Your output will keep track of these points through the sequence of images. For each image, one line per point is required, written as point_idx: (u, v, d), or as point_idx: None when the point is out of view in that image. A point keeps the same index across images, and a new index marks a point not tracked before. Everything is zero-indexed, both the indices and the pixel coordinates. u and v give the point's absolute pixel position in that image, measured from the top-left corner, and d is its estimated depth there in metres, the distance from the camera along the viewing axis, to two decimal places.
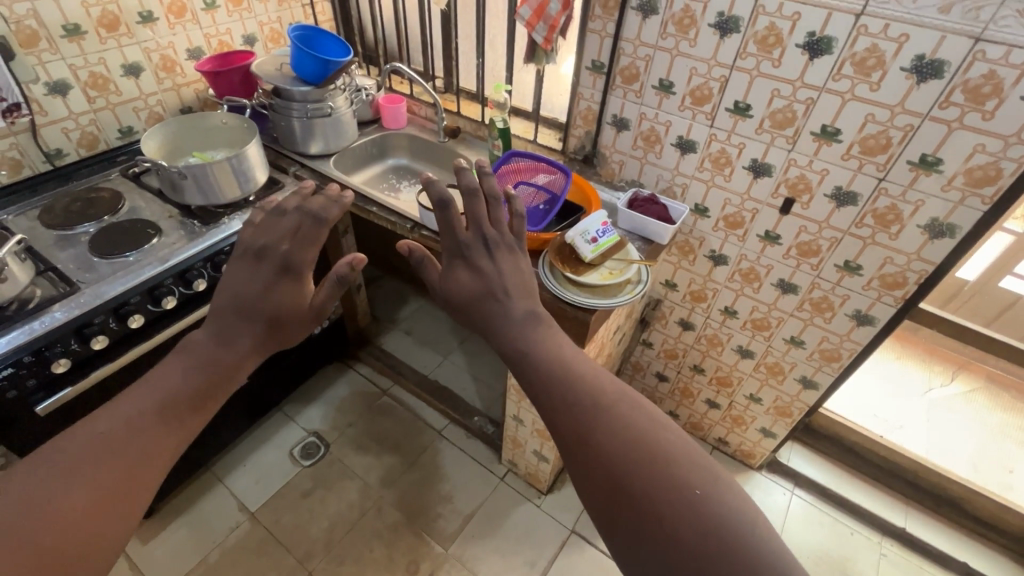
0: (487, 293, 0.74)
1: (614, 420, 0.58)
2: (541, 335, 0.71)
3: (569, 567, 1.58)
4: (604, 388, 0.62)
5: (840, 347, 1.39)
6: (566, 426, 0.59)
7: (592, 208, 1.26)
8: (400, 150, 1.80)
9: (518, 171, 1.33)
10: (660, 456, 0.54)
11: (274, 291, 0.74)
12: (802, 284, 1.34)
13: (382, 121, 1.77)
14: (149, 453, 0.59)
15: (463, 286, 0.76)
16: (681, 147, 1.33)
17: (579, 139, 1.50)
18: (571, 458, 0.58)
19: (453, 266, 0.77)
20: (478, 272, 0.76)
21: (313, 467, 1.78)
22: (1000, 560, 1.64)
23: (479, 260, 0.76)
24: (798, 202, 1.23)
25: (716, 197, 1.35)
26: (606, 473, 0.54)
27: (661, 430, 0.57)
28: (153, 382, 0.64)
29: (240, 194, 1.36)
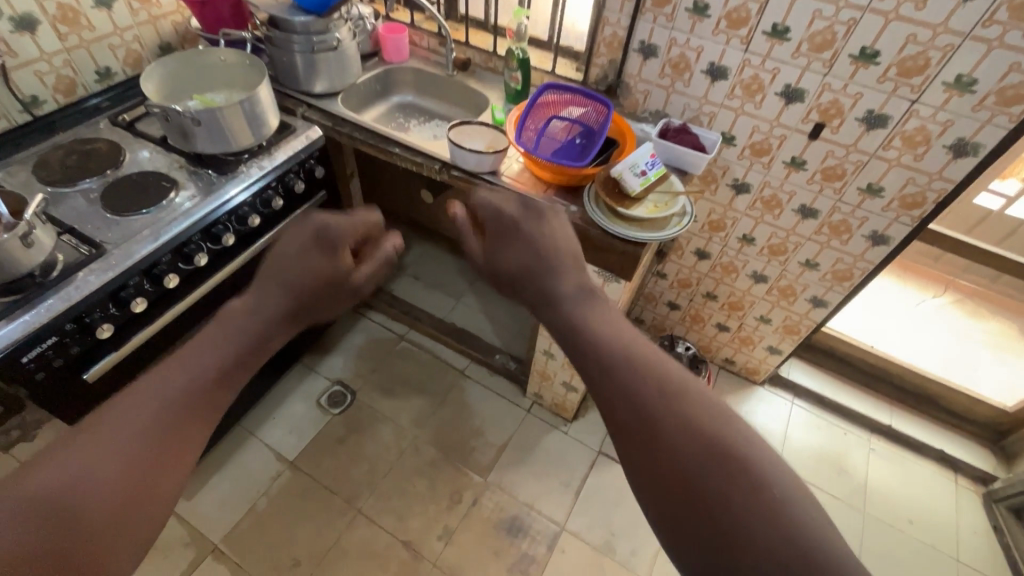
0: (542, 267, 0.61)
1: (685, 423, 0.47)
2: (592, 306, 0.59)
3: (601, 485, 1.71)
4: (667, 369, 0.51)
5: (853, 268, 1.47)
6: (626, 420, 0.48)
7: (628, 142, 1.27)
8: (405, 87, 1.71)
9: (553, 103, 1.31)
10: (744, 470, 0.44)
11: (309, 258, 0.62)
12: (823, 209, 1.40)
13: (383, 53, 1.66)
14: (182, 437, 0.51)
15: (516, 255, 0.62)
16: (712, 74, 1.31)
17: (602, 68, 1.45)
18: (626, 445, 0.48)
19: (498, 240, 0.64)
20: (519, 241, 0.63)
21: (343, 414, 1.80)
22: (971, 446, 1.86)
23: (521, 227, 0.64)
24: (828, 126, 1.25)
25: (744, 126, 1.36)
26: (673, 483, 0.44)
27: (740, 436, 0.46)
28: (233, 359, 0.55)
29: (257, 141, 1.29)
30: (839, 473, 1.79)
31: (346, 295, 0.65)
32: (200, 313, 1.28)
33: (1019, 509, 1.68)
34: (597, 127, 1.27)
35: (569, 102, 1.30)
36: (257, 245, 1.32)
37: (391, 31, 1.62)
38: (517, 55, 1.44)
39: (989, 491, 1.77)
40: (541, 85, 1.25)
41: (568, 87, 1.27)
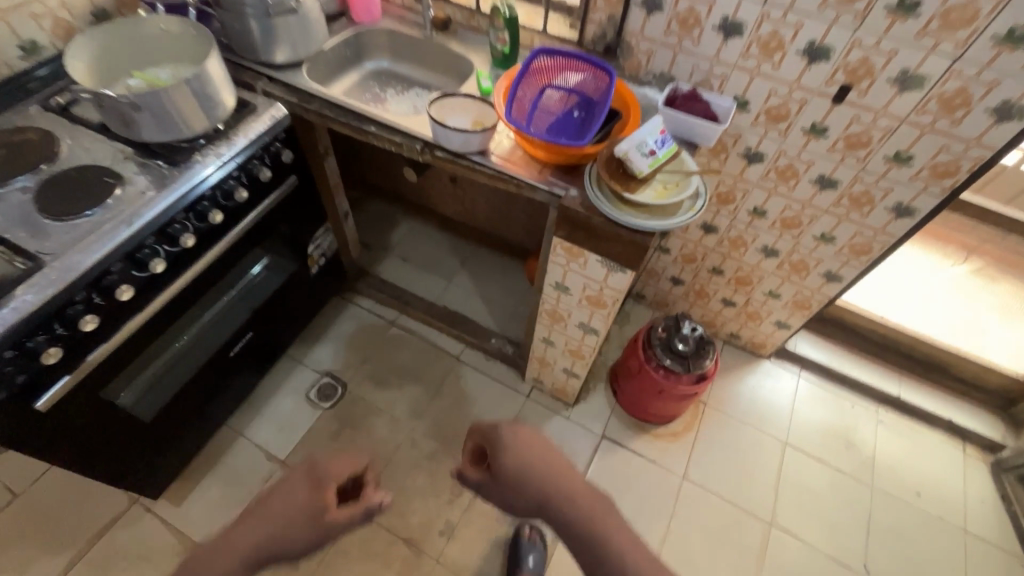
0: (548, 496, 0.80)
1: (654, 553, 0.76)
2: (578, 509, 0.79)
3: (605, 471, 1.66)
4: (609, 537, 0.76)
5: (872, 241, 1.37)
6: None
7: (632, 114, 1.13)
8: (379, 51, 1.53)
9: (547, 71, 1.15)
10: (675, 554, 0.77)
11: (302, 496, 1.00)
12: (844, 180, 1.28)
13: (352, 13, 1.47)
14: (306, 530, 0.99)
15: (524, 493, 0.81)
16: (725, 30, 1.16)
17: (600, 25, 1.29)
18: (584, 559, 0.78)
19: (487, 452, 0.89)
20: (497, 438, 0.86)
21: (334, 408, 1.73)
22: (979, 414, 1.83)
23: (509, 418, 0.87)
24: (855, 89, 1.12)
25: (759, 88, 1.22)
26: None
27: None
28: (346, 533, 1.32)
29: (211, 124, 1.13)
30: (847, 447, 1.76)
31: (323, 535, 1.00)
32: (167, 319, 1.16)
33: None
34: (597, 97, 1.13)
35: (564, 70, 1.15)
36: (223, 241, 1.18)
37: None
38: (503, 12, 1.27)
39: (997, 460, 1.75)
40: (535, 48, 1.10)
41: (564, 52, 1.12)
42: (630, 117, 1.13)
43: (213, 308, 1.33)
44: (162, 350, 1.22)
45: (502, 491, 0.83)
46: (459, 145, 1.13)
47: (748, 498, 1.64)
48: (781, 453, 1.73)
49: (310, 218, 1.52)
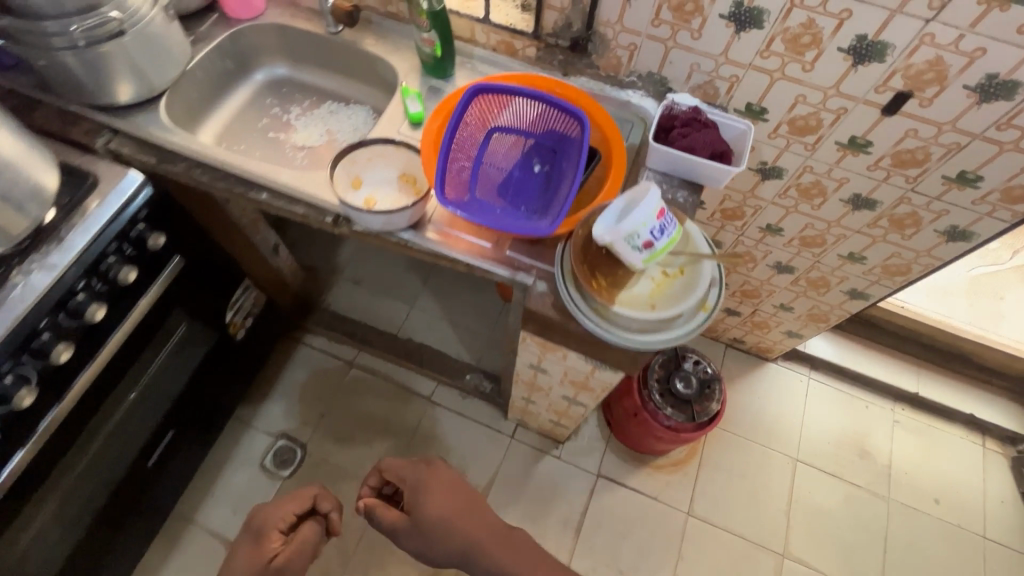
0: (470, 545, 0.93)
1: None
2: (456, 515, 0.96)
3: (603, 514, 1.53)
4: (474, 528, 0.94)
5: (912, 263, 1.13)
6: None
7: (613, 165, 0.82)
8: (271, 53, 1.14)
9: (488, 110, 0.81)
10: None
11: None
12: (885, 201, 1.01)
13: (223, 7, 1.07)
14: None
15: (440, 551, 0.94)
16: (738, 21, 0.82)
17: (562, 12, 0.93)
18: None
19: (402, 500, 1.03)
20: (405, 481, 1.05)
21: (296, 477, 1.52)
22: (1001, 403, 1.69)
23: (432, 490, 1.00)
24: (916, 97, 0.82)
25: (782, 94, 0.90)
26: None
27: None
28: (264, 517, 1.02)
29: (30, 220, 0.79)
30: (861, 456, 1.63)
31: None
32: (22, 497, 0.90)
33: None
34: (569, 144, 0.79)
35: (515, 106, 0.81)
36: (78, 383, 0.90)
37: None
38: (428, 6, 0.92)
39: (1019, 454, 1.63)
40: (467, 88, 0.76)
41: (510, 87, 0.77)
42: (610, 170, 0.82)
43: (103, 437, 1.04)
44: (30, 523, 0.95)
45: (423, 545, 0.95)
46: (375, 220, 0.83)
47: (758, 528, 1.52)
48: (792, 473, 1.60)
49: (222, 284, 1.21)
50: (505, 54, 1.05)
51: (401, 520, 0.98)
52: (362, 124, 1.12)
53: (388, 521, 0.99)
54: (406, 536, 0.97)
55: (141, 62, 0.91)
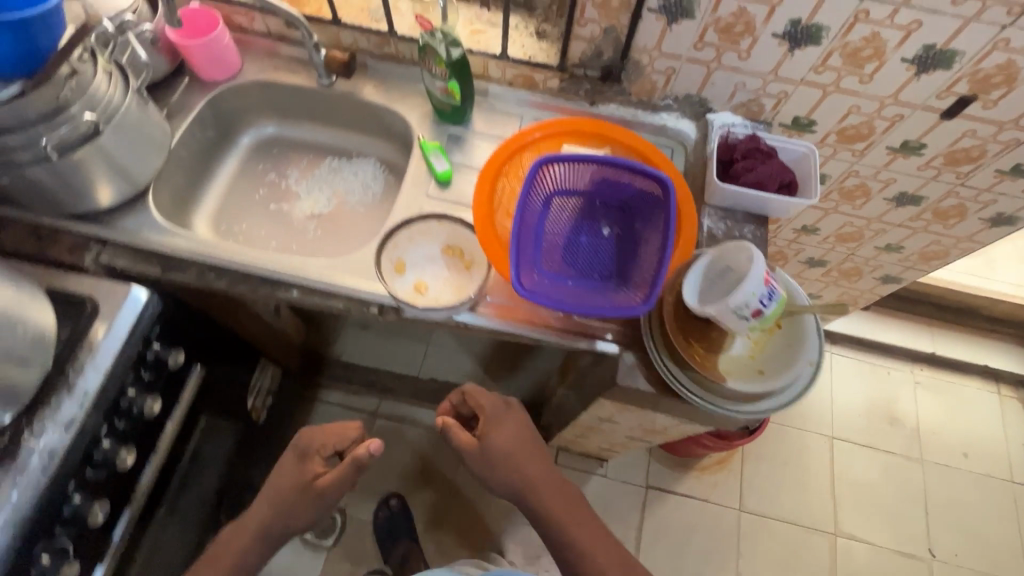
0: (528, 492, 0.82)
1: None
2: (524, 464, 0.83)
3: (659, 525, 1.52)
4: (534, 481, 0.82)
5: (950, 248, 1.12)
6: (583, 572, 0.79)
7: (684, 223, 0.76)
8: (255, 113, 1.01)
9: (556, 182, 0.74)
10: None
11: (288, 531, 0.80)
12: (932, 196, 0.98)
13: (194, 69, 0.93)
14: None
15: (500, 484, 0.84)
16: (793, 38, 0.76)
17: (592, 42, 0.84)
18: None
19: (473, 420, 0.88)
20: (481, 406, 0.88)
21: (341, 545, 1.45)
22: (1009, 350, 1.75)
23: (508, 430, 0.85)
24: (980, 100, 0.78)
25: (834, 107, 0.85)
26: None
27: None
28: (306, 444, 0.85)
29: (39, 366, 0.67)
30: (891, 422, 1.67)
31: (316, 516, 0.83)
32: None
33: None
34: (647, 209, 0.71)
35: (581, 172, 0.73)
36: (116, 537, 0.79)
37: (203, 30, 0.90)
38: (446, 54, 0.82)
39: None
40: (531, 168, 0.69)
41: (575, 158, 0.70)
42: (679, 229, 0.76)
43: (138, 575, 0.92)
44: None
45: (485, 474, 0.84)
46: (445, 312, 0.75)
47: (809, 512, 1.55)
48: (830, 450, 1.63)
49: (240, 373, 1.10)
50: (524, 87, 0.96)
51: (469, 446, 0.84)
52: (371, 180, 1.02)
53: (456, 444, 0.85)
54: (471, 455, 0.84)
55: (122, 163, 0.78)
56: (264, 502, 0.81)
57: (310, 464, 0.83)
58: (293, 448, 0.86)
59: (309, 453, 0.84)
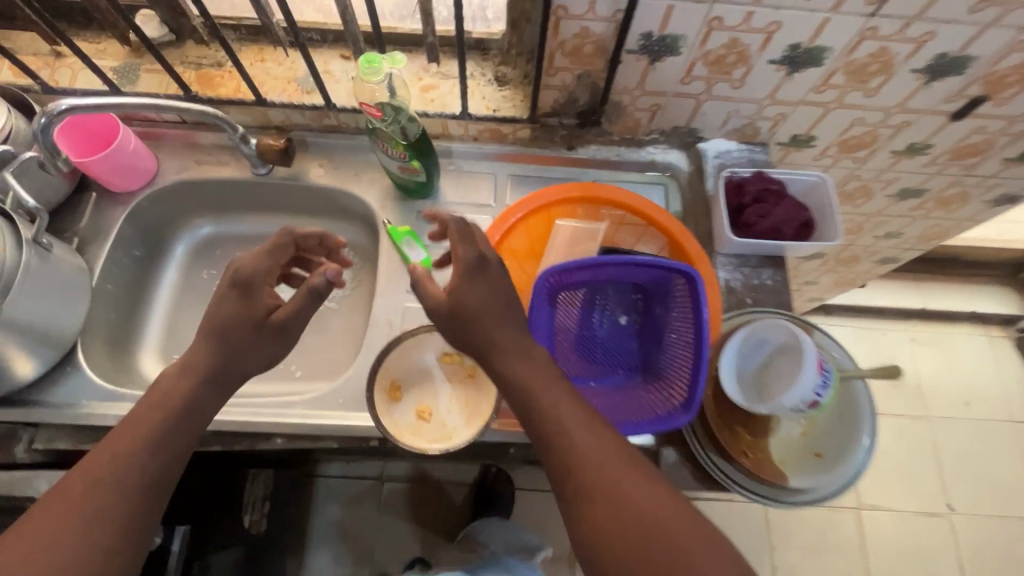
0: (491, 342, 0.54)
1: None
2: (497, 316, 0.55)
3: None
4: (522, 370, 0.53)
5: (951, 229, 1.08)
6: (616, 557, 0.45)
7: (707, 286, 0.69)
8: (185, 214, 0.87)
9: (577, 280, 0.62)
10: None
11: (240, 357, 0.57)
12: (936, 188, 0.93)
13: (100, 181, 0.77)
14: (113, 521, 0.47)
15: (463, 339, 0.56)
16: (792, 63, 0.67)
17: (565, 89, 0.74)
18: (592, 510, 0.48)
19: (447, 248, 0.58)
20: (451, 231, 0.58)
21: None
22: (992, 292, 1.78)
23: (487, 286, 0.55)
24: (992, 100, 0.72)
25: (836, 122, 0.78)
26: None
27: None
28: (248, 270, 0.59)
29: None
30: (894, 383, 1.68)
31: (275, 342, 0.59)
32: None
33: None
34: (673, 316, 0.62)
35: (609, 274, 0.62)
36: None
37: (110, 139, 0.77)
38: (405, 138, 0.70)
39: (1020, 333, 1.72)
40: (535, 290, 0.59)
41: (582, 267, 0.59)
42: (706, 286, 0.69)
43: None
44: None
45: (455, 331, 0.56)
46: (470, 436, 0.64)
47: None
48: None
49: (229, 497, 0.98)
50: (491, 140, 0.85)
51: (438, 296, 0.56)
52: None
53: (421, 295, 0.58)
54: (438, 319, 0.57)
55: (38, 331, 0.65)
56: (179, 385, 0.55)
57: (259, 297, 0.59)
58: (224, 283, 0.59)
59: (254, 284, 0.59)
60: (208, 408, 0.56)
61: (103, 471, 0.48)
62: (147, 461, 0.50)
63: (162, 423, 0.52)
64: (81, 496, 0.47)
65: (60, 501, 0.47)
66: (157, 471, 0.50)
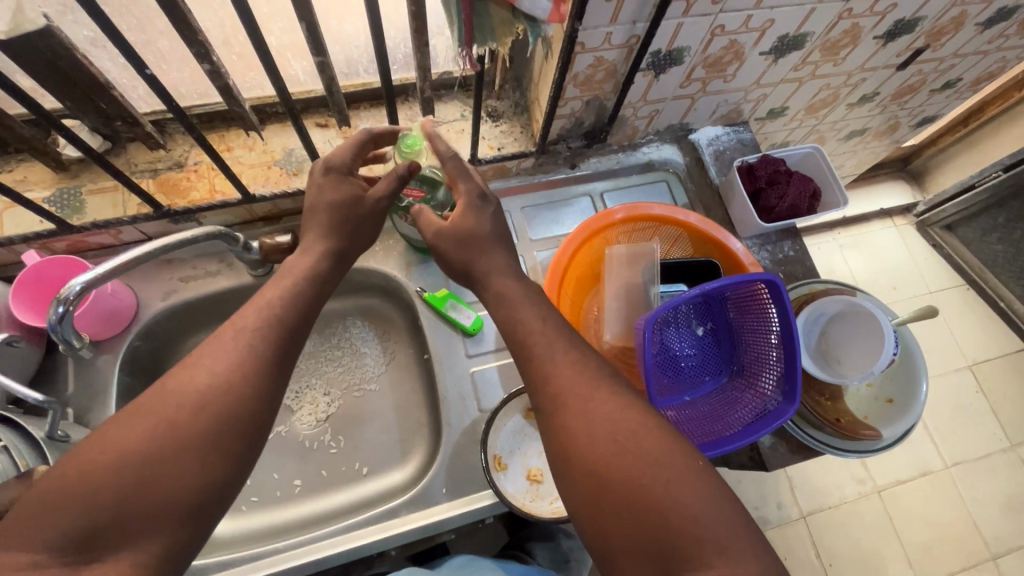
0: (507, 276, 0.56)
1: (646, 501, 0.40)
2: (506, 250, 0.59)
3: None
4: (535, 309, 0.54)
5: (881, 151, 1.22)
6: (586, 474, 0.43)
7: (735, 263, 0.73)
8: (179, 340, 0.75)
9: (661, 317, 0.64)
10: (703, 537, 0.39)
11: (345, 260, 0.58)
12: (877, 123, 1.04)
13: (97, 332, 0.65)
14: (258, 376, 0.46)
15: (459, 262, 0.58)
16: (778, 51, 0.71)
17: (572, 114, 0.73)
18: (581, 451, 0.44)
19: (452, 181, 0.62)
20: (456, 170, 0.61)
21: None
22: None
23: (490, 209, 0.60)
24: (931, 48, 0.81)
25: (808, 90, 0.84)
26: (672, 549, 0.39)
27: (706, 493, 0.41)
28: (337, 159, 0.59)
29: None
30: None
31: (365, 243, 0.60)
32: None
33: (950, 224, 1.72)
34: (738, 311, 0.67)
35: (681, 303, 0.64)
36: None
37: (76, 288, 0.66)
38: (444, 209, 0.67)
39: (919, 218, 1.78)
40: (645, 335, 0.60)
41: (678, 300, 0.60)
42: (734, 263, 0.73)
43: None
44: None
45: (463, 253, 0.58)
46: None
47: None
48: None
49: None
50: (496, 176, 0.82)
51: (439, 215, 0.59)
52: (361, 346, 0.84)
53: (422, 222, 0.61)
54: (439, 244, 0.59)
55: None
56: (298, 276, 0.54)
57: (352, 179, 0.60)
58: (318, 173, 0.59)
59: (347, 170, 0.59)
60: (329, 287, 0.56)
61: (252, 321, 0.48)
62: (287, 324, 0.50)
63: (279, 336, 0.49)
64: (209, 380, 0.44)
65: (186, 384, 0.43)
66: (292, 350, 0.50)
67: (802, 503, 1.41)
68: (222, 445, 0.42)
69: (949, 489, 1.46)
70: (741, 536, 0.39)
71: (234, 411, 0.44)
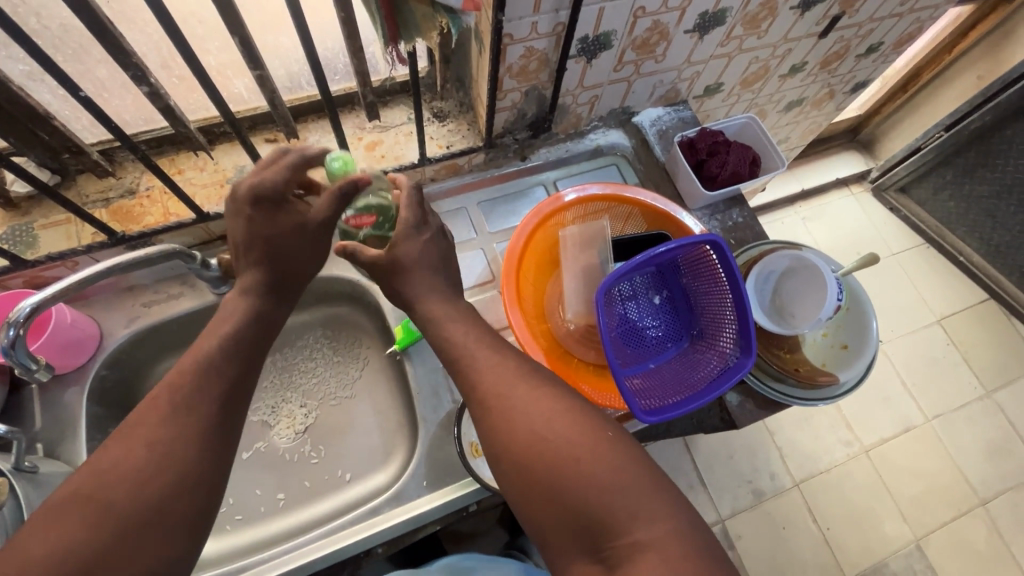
0: None
1: (572, 482, 0.42)
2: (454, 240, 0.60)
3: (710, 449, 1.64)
4: None
5: (823, 120, 1.27)
6: (509, 468, 0.45)
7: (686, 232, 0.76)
8: (147, 366, 0.75)
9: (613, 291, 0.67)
10: (619, 507, 0.41)
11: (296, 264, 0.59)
12: (813, 91, 1.09)
13: (63, 363, 0.65)
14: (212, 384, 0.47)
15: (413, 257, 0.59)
16: (702, 28, 0.75)
17: (514, 106, 0.75)
18: (507, 444, 0.45)
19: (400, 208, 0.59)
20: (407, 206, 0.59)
21: None
22: None
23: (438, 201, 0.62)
24: (847, 15, 0.85)
25: (738, 65, 0.88)
26: (597, 524, 0.41)
27: (621, 467, 0.42)
28: (265, 184, 0.56)
29: None
30: None
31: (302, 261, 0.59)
32: None
33: (903, 186, 1.78)
34: (686, 277, 0.70)
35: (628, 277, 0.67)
36: None
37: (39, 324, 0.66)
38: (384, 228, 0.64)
39: (873, 183, 1.84)
40: (599, 307, 0.61)
41: (628, 269, 0.62)
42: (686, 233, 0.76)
43: None
44: None
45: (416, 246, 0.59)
46: None
47: None
48: None
49: None
50: (449, 175, 0.84)
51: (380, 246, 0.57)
52: (335, 354, 0.85)
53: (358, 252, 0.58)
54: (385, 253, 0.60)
55: None
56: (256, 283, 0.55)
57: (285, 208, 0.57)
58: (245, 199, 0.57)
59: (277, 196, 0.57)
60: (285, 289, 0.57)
61: None
62: None
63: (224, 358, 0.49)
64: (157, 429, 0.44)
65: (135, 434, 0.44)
66: (248, 372, 0.51)
67: (793, 471, 1.43)
68: (181, 495, 0.43)
69: (932, 440, 1.51)
70: (664, 503, 0.41)
71: (187, 456, 0.44)
